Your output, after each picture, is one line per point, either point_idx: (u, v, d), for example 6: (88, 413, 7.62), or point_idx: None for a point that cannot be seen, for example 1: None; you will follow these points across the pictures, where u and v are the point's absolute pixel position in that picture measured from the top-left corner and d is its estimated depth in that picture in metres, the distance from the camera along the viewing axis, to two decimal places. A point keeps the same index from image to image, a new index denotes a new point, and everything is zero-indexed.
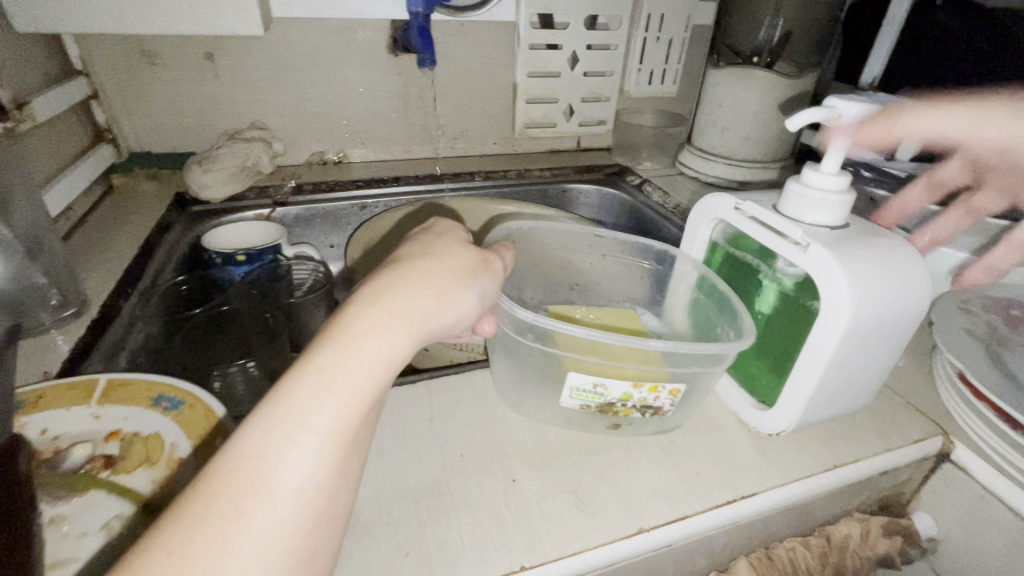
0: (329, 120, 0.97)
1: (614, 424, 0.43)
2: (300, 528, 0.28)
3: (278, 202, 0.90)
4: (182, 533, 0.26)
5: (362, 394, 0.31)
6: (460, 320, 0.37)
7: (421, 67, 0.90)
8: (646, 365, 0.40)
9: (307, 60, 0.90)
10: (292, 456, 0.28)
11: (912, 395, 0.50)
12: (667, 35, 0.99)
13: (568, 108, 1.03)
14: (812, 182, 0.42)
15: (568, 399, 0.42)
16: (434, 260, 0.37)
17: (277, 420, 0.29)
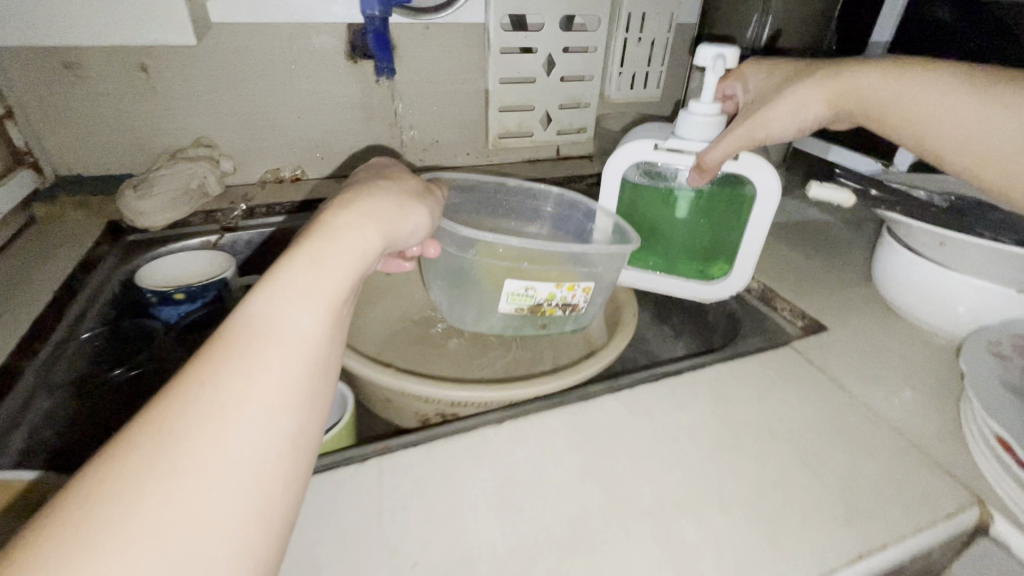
0: (284, 134, 0.88)
1: (543, 322, 0.63)
2: (306, 373, 0.31)
3: (227, 227, 0.82)
4: (206, 371, 0.28)
5: (350, 266, 0.35)
6: (417, 229, 0.45)
7: (380, 76, 0.85)
8: (563, 269, 0.58)
9: (255, 70, 0.81)
10: (296, 313, 0.32)
11: (939, 453, 0.44)
12: (650, 35, 0.92)
13: (545, 115, 0.95)
14: (704, 111, 0.58)
15: (507, 304, 0.60)
16: (389, 183, 0.45)
17: (280, 285, 0.32)
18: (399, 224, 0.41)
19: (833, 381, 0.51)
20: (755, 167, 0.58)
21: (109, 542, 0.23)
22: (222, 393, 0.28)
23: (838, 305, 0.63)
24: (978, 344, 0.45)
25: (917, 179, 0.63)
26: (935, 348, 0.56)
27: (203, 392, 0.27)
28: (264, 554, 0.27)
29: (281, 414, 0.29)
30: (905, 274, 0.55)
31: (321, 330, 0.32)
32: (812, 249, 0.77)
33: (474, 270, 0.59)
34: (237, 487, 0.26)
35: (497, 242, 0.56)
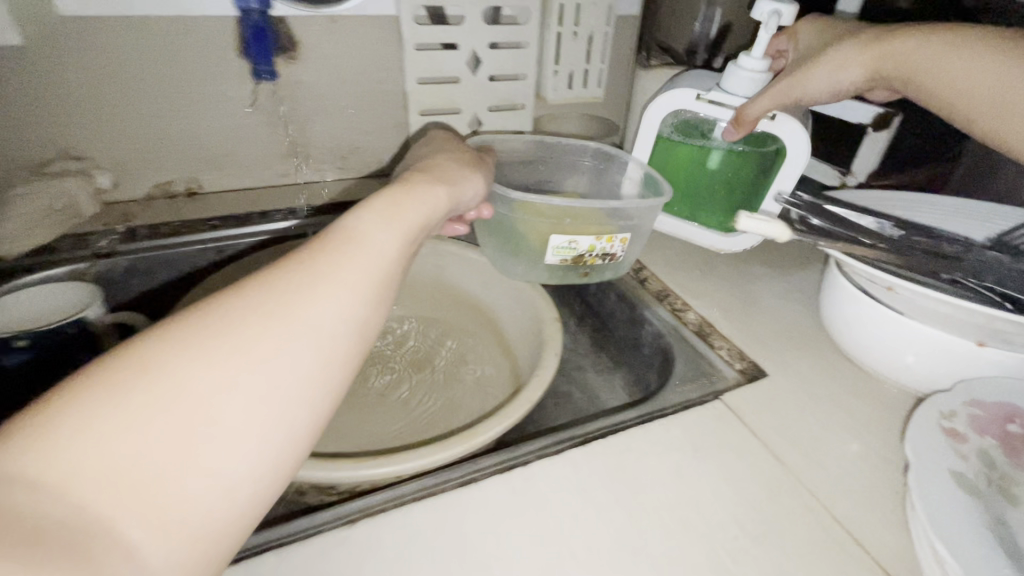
0: (173, 142, 0.77)
1: (585, 271, 0.63)
2: (381, 276, 0.39)
3: (102, 253, 0.71)
4: (309, 252, 0.37)
5: (416, 216, 0.45)
6: (473, 195, 0.55)
7: (258, 80, 0.76)
8: (601, 223, 0.59)
9: (126, 69, 0.70)
10: (378, 231, 0.41)
11: (875, 548, 0.37)
12: (587, 29, 0.83)
13: (474, 119, 0.86)
14: (750, 65, 0.60)
15: (551, 257, 0.61)
16: (446, 154, 0.58)
17: (370, 210, 0.42)
18: (458, 186, 0.53)
19: (765, 445, 0.44)
20: (788, 126, 0.60)
21: (217, 345, 0.30)
22: (315, 272, 0.36)
23: (780, 343, 0.56)
24: (931, 412, 0.36)
25: (879, 199, 0.56)
26: (884, 395, 0.49)
27: (304, 264, 0.36)
28: (317, 406, 0.33)
29: (353, 301, 0.36)
30: (850, 312, 0.48)
31: (394, 249, 0.41)
32: (760, 271, 0.70)
33: (519, 226, 0.61)
34: (312, 337, 0.33)
35: (541, 201, 0.58)
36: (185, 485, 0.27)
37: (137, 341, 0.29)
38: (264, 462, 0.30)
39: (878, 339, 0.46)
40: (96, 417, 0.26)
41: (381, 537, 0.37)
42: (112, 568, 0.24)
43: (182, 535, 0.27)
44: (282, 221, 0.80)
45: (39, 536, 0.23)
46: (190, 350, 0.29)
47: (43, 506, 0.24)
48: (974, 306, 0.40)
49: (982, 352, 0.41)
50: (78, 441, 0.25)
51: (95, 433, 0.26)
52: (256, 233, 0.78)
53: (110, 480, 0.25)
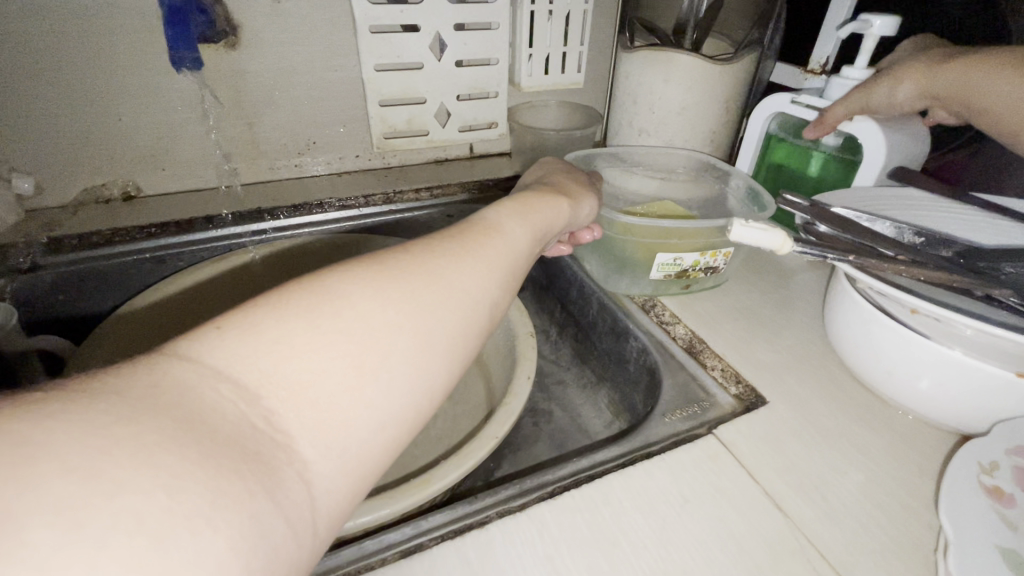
0: (105, 140, 0.69)
1: (687, 284, 0.59)
2: (519, 265, 0.36)
3: (20, 268, 0.63)
4: (457, 228, 0.34)
5: (551, 212, 0.42)
6: (590, 214, 0.50)
7: (180, 71, 0.68)
8: (710, 236, 0.55)
9: (41, 60, 0.62)
10: (515, 222, 0.38)
11: None
12: (563, 8, 0.75)
13: (441, 109, 0.79)
14: (849, 74, 0.58)
15: (655, 273, 0.57)
16: (559, 168, 0.55)
17: (506, 202, 0.41)
18: (582, 203, 0.48)
19: (764, 491, 0.38)
20: (869, 130, 0.55)
21: (395, 285, 0.27)
22: (471, 242, 0.33)
23: (779, 361, 0.50)
24: (966, 465, 0.30)
25: (917, 202, 0.49)
26: (896, 425, 0.43)
27: (455, 233, 0.33)
28: (449, 379, 0.28)
29: (501, 279, 0.33)
30: (862, 330, 0.42)
31: (529, 241, 0.38)
32: (757, 276, 0.63)
33: (622, 246, 0.58)
34: (463, 303, 0.29)
35: (647, 223, 0.54)
36: (352, 416, 0.23)
37: (325, 269, 0.27)
38: (413, 415, 0.26)
39: (896, 361, 0.40)
40: (289, 329, 0.23)
41: None
42: (286, 491, 0.21)
43: (344, 470, 0.23)
44: (233, 226, 0.72)
45: (231, 440, 0.20)
46: (372, 285, 0.27)
47: (236, 411, 0.21)
48: (1002, 332, 0.33)
49: (1019, 382, 0.35)
50: (270, 349, 0.23)
51: (285, 343, 0.23)
52: (206, 240, 0.71)
53: (295, 392, 0.22)
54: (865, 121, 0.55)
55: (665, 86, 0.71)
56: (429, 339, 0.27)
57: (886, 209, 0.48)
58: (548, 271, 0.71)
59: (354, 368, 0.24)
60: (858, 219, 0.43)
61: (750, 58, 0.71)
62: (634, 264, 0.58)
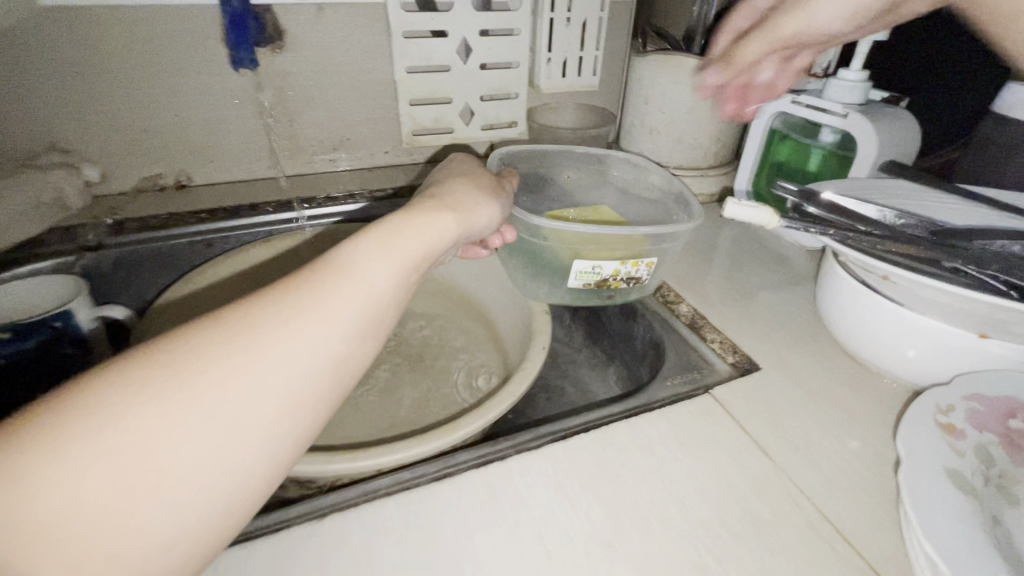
0: (160, 134, 0.76)
1: (610, 295, 0.59)
2: (370, 311, 0.34)
3: (89, 246, 0.70)
4: (292, 280, 0.33)
5: (429, 237, 0.41)
6: (489, 223, 0.50)
7: (236, 69, 0.75)
8: (628, 246, 0.55)
9: (112, 61, 0.70)
10: (376, 261, 0.36)
11: (866, 547, 0.35)
12: (580, 16, 0.81)
13: (466, 108, 0.85)
14: (844, 76, 0.62)
15: (574, 281, 0.57)
16: (463, 177, 0.52)
17: (369, 232, 0.38)
18: (474, 218, 0.47)
19: (754, 441, 0.43)
20: (863, 126, 0.60)
21: (184, 381, 0.27)
22: (301, 301, 0.32)
23: (774, 337, 0.54)
24: (927, 406, 0.35)
25: (907, 191, 0.54)
26: (879, 389, 0.47)
27: (284, 292, 0.32)
28: (266, 462, 0.29)
29: (339, 339, 0.32)
30: (849, 305, 0.47)
31: (394, 280, 0.36)
32: (758, 263, 0.67)
33: (543, 250, 0.57)
34: (277, 382, 0.29)
35: (561, 226, 0.53)
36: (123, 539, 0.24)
37: (106, 371, 0.27)
38: (217, 510, 0.27)
39: (879, 330, 0.44)
40: (43, 459, 0.23)
41: (346, 533, 0.35)
42: None
43: None
44: (276, 215, 0.79)
45: None
46: (155, 387, 0.26)
47: None
48: (973, 296, 0.38)
49: (982, 344, 0.40)
50: (20, 484, 0.23)
51: (37, 477, 0.23)
52: (250, 227, 0.77)
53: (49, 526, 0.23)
54: (859, 118, 0.60)
55: (674, 87, 0.77)
56: (231, 432, 0.27)
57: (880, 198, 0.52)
58: None
59: (125, 487, 0.24)
60: (849, 202, 0.46)
61: None
62: (560, 270, 0.58)
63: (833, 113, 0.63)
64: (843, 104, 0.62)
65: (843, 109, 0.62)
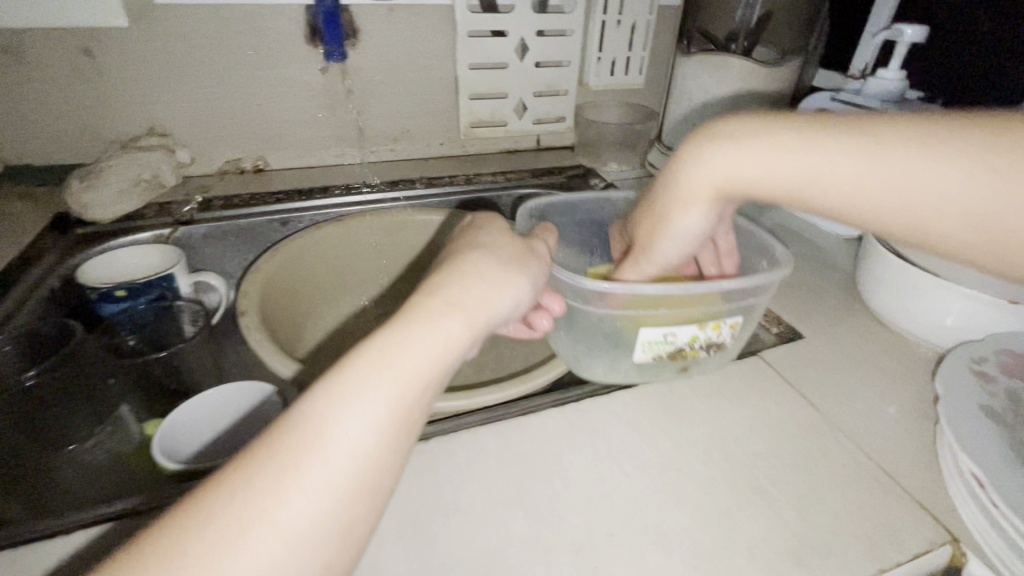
0: (244, 122, 0.84)
1: (684, 366, 0.47)
2: (347, 489, 0.30)
3: (182, 220, 0.78)
4: (250, 465, 0.29)
5: (421, 367, 0.34)
6: (511, 309, 0.40)
7: (330, 62, 0.81)
8: (709, 305, 0.43)
9: (208, 54, 0.77)
10: (349, 420, 0.31)
11: (911, 480, 0.40)
12: (630, 18, 0.87)
13: (519, 103, 0.91)
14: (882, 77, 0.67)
15: (640, 354, 0.44)
16: (480, 251, 0.42)
17: (342, 380, 0.32)
18: (489, 312, 0.38)
19: (801, 394, 0.47)
20: None
21: None
22: (256, 500, 0.28)
23: (816, 311, 0.59)
24: (963, 360, 0.42)
25: None
26: (916, 356, 0.52)
27: (241, 486, 0.28)
28: None
29: (308, 536, 0.28)
30: (889, 279, 0.52)
31: (375, 440, 0.31)
32: (797, 249, 0.72)
33: (597, 318, 0.45)
34: None
35: (627, 292, 0.41)
36: None
37: None
38: None
39: (915, 301, 0.50)
40: None
41: (450, 449, 0.41)
42: None
43: None
44: (344, 198, 0.85)
45: None
46: None
47: None
48: None
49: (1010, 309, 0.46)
50: None
51: None
52: (322, 208, 0.84)
53: None
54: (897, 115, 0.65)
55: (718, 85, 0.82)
56: None
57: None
58: None
59: None
60: None
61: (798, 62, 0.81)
62: (622, 340, 0.45)
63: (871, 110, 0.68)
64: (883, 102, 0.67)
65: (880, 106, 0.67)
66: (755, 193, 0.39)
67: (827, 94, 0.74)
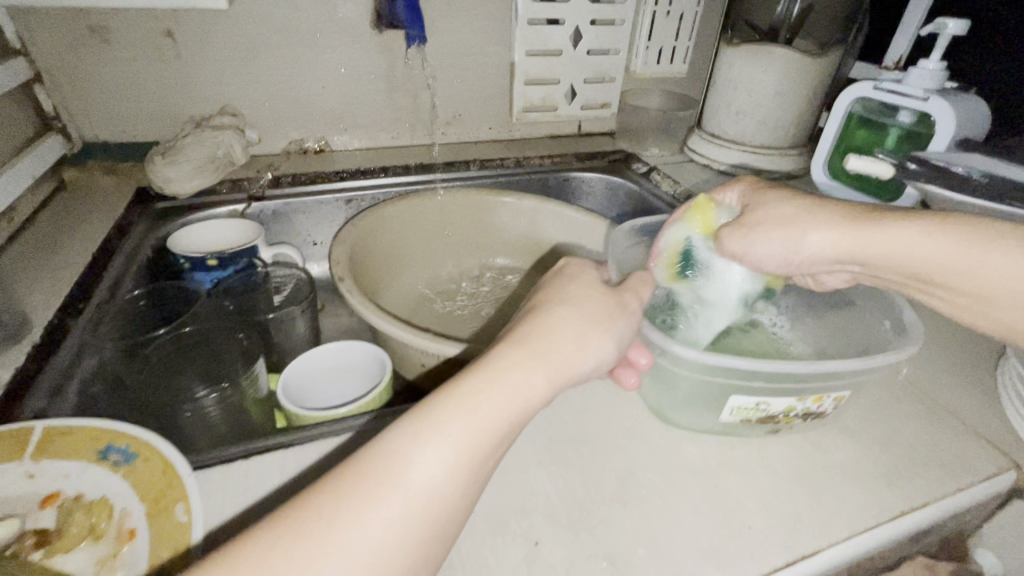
0: (309, 104, 0.87)
1: (776, 429, 0.41)
2: (412, 540, 0.27)
3: (254, 196, 0.80)
4: (322, 501, 0.27)
5: (503, 415, 0.30)
6: (595, 369, 0.34)
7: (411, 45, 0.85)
8: (816, 380, 0.37)
9: (282, 37, 0.81)
10: (425, 461, 0.28)
11: (974, 419, 0.45)
12: (678, 9, 0.93)
13: (569, 89, 0.96)
14: (924, 66, 0.72)
15: (727, 416, 0.40)
16: (572, 300, 0.36)
17: (424, 422, 0.29)
18: (574, 371, 0.33)
19: None
20: (941, 109, 0.69)
21: None
22: (314, 533, 0.25)
23: None
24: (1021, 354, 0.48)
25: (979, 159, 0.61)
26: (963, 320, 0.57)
27: (311, 520, 0.26)
28: None
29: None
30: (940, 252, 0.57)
31: (449, 485, 0.28)
32: None
33: (681, 378, 0.40)
34: None
35: (721, 363, 0.37)
36: None
37: None
38: None
39: None
40: None
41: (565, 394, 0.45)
42: None
43: None
44: (404, 178, 0.88)
45: None
46: None
47: None
48: None
49: None
50: None
51: None
52: (384, 188, 0.86)
53: None
54: (940, 101, 0.69)
55: (762, 73, 0.86)
56: None
57: (966, 159, 0.62)
58: None
59: None
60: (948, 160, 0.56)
61: (838, 53, 0.86)
62: (713, 402, 0.40)
63: (915, 97, 0.72)
64: (927, 89, 0.71)
65: (923, 93, 0.71)
66: (879, 263, 0.39)
67: (868, 83, 0.78)
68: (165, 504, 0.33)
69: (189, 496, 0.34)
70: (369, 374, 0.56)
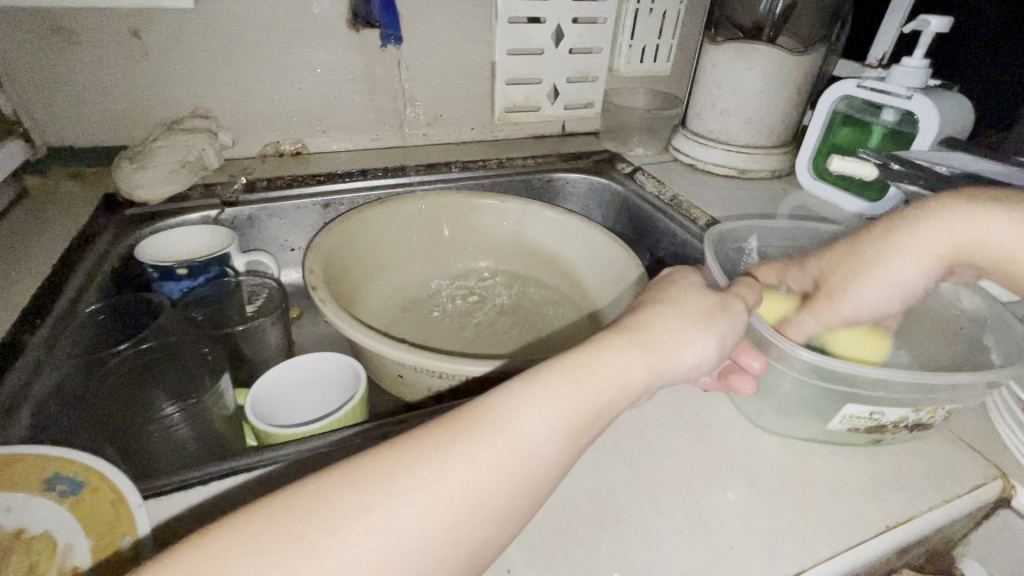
0: (285, 106, 0.85)
1: (878, 439, 0.41)
2: (514, 488, 0.28)
3: (228, 202, 0.78)
4: (443, 433, 0.29)
5: (611, 390, 0.32)
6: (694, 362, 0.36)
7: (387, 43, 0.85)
8: (927, 390, 0.37)
9: (255, 37, 0.78)
10: (539, 423, 0.29)
11: (959, 427, 0.44)
12: (660, 7, 0.92)
13: (552, 89, 0.94)
14: (907, 64, 0.71)
15: (836, 424, 0.40)
16: (675, 299, 0.38)
17: (545, 379, 0.31)
18: (673, 362, 0.34)
19: None
20: (925, 107, 0.68)
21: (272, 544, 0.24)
22: (430, 455, 0.27)
23: None
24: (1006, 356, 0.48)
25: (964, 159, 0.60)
26: None
27: (435, 441, 0.28)
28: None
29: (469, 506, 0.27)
30: None
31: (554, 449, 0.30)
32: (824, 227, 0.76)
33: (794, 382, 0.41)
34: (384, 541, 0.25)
35: (848, 368, 0.37)
36: None
37: None
38: None
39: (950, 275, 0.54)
40: None
41: None
42: None
43: None
44: (383, 181, 0.86)
45: None
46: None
47: None
48: None
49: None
50: None
51: None
52: (362, 192, 0.84)
53: None
54: (923, 99, 0.68)
55: (746, 71, 0.85)
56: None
57: (950, 159, 0.60)
58: (638, 224, 0.87)
59: None
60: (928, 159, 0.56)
61: (822, 50, 0.85)
62: (820, 405, 0.40)
63: (898, 95, 0.71)
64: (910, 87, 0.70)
65: (907, 91, 0.70)
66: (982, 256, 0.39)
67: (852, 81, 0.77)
68: (112, 538, 0.32)
69: (139, 531, 0.32)
70: (342, 386, 0.54)
